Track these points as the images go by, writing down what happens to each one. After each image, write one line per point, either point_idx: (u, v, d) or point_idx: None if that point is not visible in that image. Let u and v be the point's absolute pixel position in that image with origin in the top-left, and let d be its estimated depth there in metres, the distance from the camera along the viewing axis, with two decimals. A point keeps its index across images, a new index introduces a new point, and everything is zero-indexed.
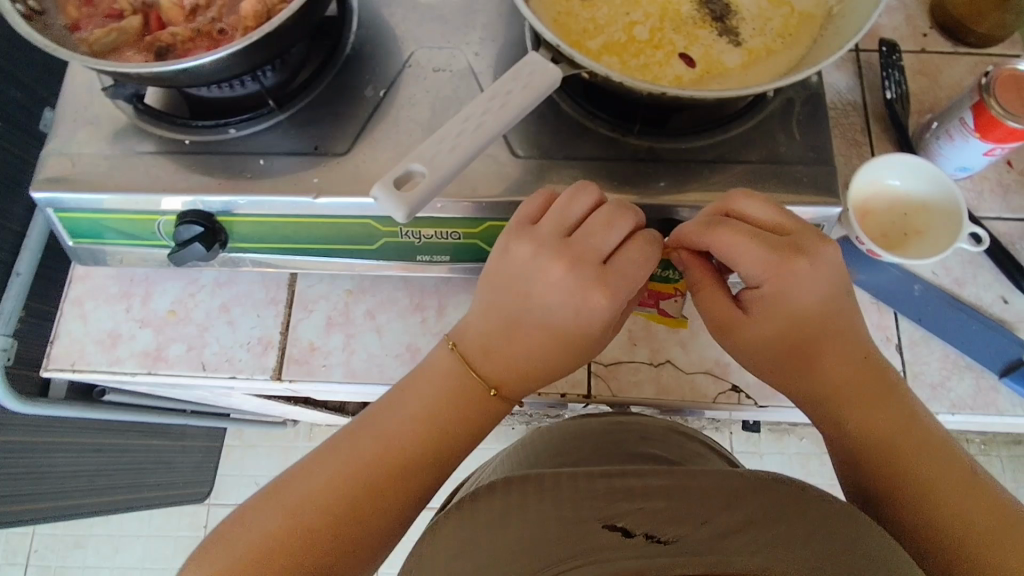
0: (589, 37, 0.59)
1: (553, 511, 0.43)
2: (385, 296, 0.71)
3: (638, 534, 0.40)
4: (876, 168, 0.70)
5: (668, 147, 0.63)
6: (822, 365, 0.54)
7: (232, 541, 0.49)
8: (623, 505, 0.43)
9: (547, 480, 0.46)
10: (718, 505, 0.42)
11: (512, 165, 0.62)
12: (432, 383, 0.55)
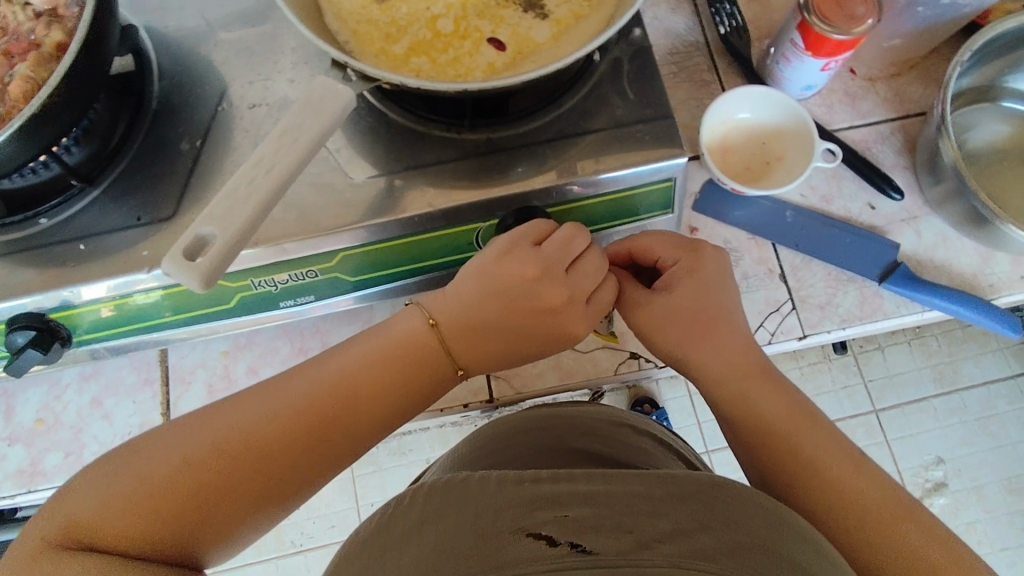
0: (392, 41, 0.56)
1: (469, 525, 0.40)
2: (265, 349, 0.68)
3: (563, 542, 0.37)
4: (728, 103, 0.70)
5: (506, 135, 0.61)
6: (725, 359, 0.58)
7: (149, 460, 0.49)
8: (543, 515, 0.40)
9: (464, 487, 0.44)
10: (646, 510, 0.41)
11: (349, 190, 0.59)
12: (403, 358, 0.55)
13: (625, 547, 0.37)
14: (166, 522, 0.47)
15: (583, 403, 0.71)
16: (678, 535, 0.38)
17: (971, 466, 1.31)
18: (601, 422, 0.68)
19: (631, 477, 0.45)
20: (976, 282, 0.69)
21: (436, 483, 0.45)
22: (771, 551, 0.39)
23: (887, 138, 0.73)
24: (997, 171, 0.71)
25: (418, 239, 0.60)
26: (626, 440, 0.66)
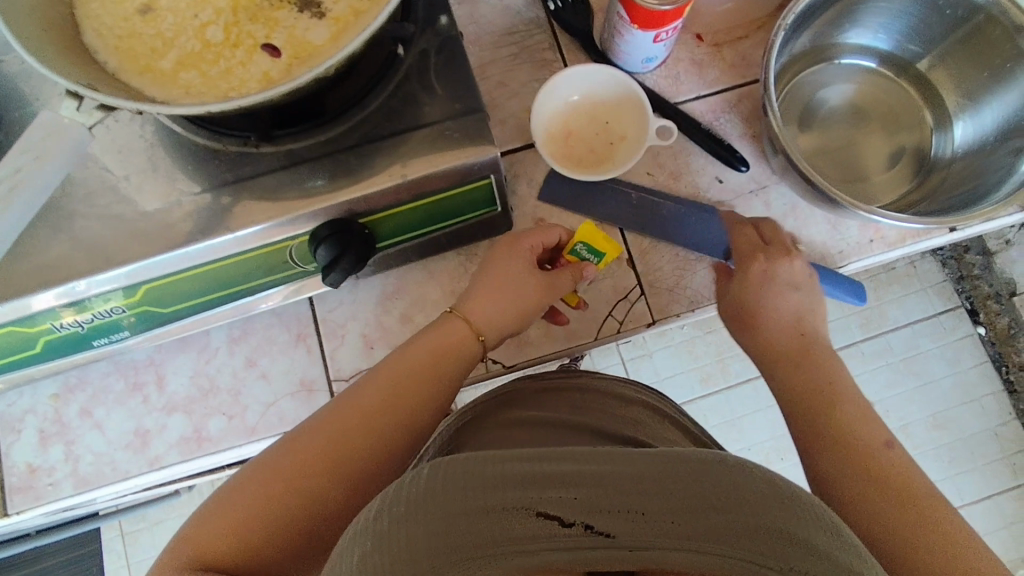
0: (158, 56, 0.51)
1: (466, 505, 0.34)
2: (97, 387, 0.65)
3: (576, 522, 0.34)
4: (556, 83, 0.68)
5: (308, 144, 0.57)
6: (770, 330, 0.62)
7: (245, 487, 0.50)
8: (548, 493, 0.35)
9: (464, 460, 0.37)
10: (656, 490, 0.35)
11: (141, 219, 0.55)
12: (449, 360, 0.58)
13: (641, 532, 0.33)
14: (282, 536, 0.48)
15: (580, 375, 0.63)
16: (699, 516, 0.34)
17: (899, 407, 1.30)
18: (599, 401, 0.58)
19: (631, 451, 0.38)
20: (825, 250, 0.68)
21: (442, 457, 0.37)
22: (787, 533, 0.33)
23: (733, 107, 0.71)
24: (848, 132, 0.71)
25: (222, 265, 0.57)
26: (619, 416, 0.56)
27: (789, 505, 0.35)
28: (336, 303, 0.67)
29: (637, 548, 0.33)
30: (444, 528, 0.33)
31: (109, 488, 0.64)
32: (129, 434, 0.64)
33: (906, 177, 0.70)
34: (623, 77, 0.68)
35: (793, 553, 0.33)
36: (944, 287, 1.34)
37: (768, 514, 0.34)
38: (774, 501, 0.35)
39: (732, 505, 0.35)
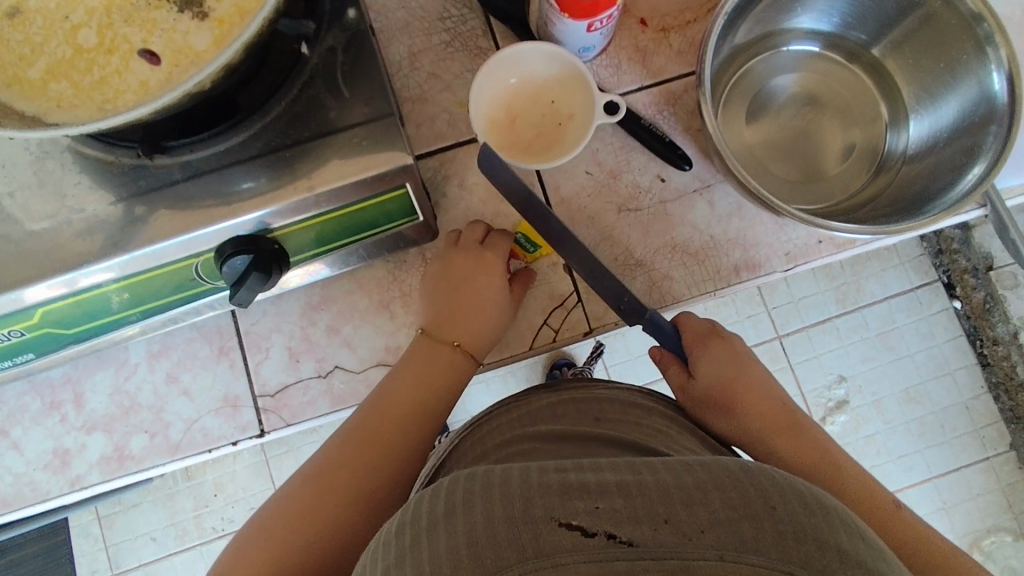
0: (26, 64, 0.47)
1: (500, 513, 0.38)
2: (12, 406, 0.62)
3: (599, 532, 0.37)
4: (493, 66, 0.62)
5: (206, 155, 0.53)
6: (740, 404, 0.63)
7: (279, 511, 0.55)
8: (577, 504, 0.38)
9: (497, 475, 0.41)
10: (680, 500, 0.38)
11: (29, 241, 0.51)
12: (435, 379, 0.61)
13: (669, 541, 0.36)
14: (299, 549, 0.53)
15: (598, 385, 0.61)
16: (719, 524, 0.37)
17: (871, 382, 1.28)
18: (620, 410, 0.58)
19: (657, 465, 0.41)
20: (771, 252, 0.65)
21: (472, 472, 0.42)
22: (803, 537, 0.36)
23: (678, 99, 0.67)
24: (803, 119, 0.67)
25: (124, 285, 0.54)
26: (640, 424, 0.57)
27: (809, 512, 0.38)
28: (259, 315, 0.64)
29: (660, 556, 0.36)
30: (473, 536, 0.37)
31: (31, 509, 0.63)
32: (49, 454, 0.62)
33: (858, 173, 0.66)
34: (563, 52, 0.62)
35: (812, 555, 0.36)
36: (921, 261, 1.30)
37: (786, 520, 0.37)
38: (792, 510, 0.38)
39: (748, 506, 0.38)
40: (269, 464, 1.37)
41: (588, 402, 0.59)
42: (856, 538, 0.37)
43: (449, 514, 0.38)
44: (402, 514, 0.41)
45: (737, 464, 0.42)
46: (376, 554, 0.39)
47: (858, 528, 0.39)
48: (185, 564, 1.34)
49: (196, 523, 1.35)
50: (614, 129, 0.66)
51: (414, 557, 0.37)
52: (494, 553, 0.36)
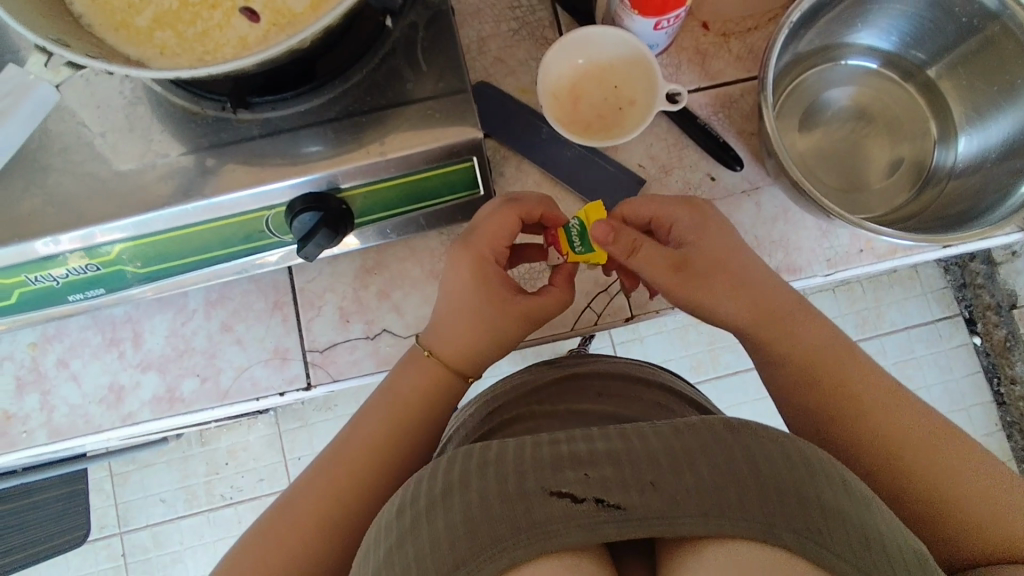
0: (135, 13, 0.50)
1: (495, 491, 0.40)
2: (74, 339, 0.66)
3: (589, 499, 0.39)
4: (561, 44, 0.65)
5: (286, 114, 0.56)
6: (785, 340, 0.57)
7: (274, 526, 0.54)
8: (567, 475, 0.40)
9: (491, 451, 0.42)
10: (668, 463, 0.41)
11: (116, 179, 0.55)
12: (417, 387, 0.59)
13: (655, 504, 0.39)
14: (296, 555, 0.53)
15: (600, 363, 0.64)
16: (704, 484, 0.40)
17: None
18: (624, 384, 0.61)
19: (646, 431, 0.44)
20: (812, 257, 0.67)
21: (464, 450, 0.44)
22: (785, 491, 0.40)
23: (733, 103, 0.69)
24: (848, 126, 0.69)
25: (197, 230, 0.57)
26: (643, 398, 0.60)
27: (789, 466, 0.41)
28: (314, 273, 0.67)
29: (648, 517, 0.38)
30: (469, 514, 0.39)
31: (81, 440, 0.66)
32: (104, 388, 0.65)
33: (893, 182, 0.68)
34: (630, 36, 0.64)
35: (793, 509, 0.39)
36: (944, 294, 1.35)
37: (768, 476, 0.40)
38: (776, 466, 0.41)
39: (732, 469, 0.40)
40: (283, 437, 1.44)
41: (591, 381, 0.61)
42: (835, 487, 0.41)
43: (444, 494, 0.41)
44: (400, 497, 0.44)
45: (722, 421, 0.44)
46: (378, 535, 0.42)
47: (844, 477, 0.42)
48: (192, 529, 1.43)
49: (206, 489, 1.43)
50: (669, 126, 0.68)
51: (416, 538, 0.39)
52: (489, 529, 0.38)
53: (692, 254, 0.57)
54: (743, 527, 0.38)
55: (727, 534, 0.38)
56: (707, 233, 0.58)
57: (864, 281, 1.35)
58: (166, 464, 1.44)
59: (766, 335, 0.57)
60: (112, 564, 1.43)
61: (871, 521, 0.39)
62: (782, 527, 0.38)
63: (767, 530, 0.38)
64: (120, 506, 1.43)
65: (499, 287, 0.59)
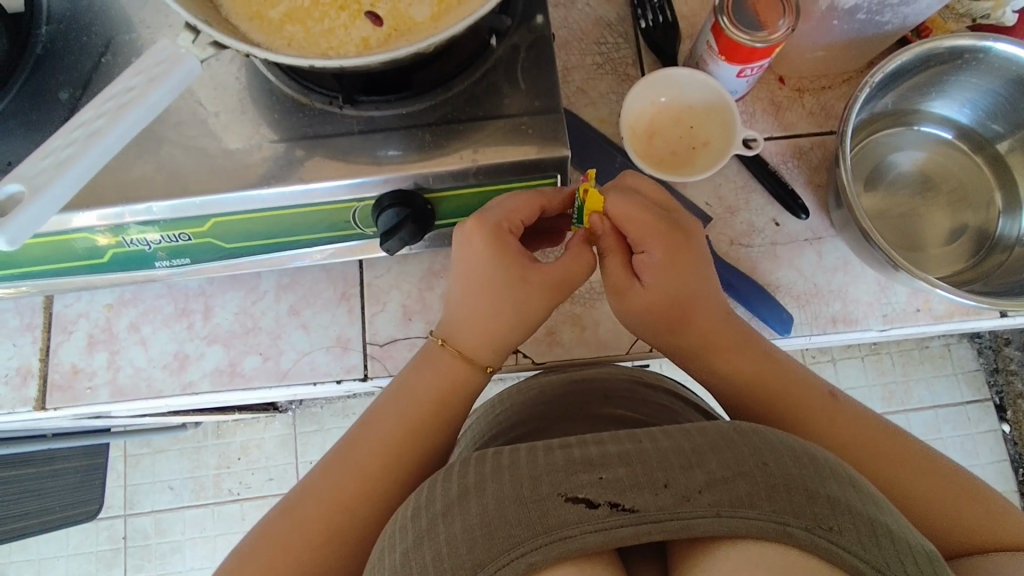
0: (269, 6, 0.55)
1: (511, 494, 0.41)
2: (148, 306, 0.69)
3: (604, 502, 0.40)
4: (645, 80, 0.69)
5: (389, 115, 0.59)
6: (741, 369, 0.58)
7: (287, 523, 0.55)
8: (582, 478, 0.41)
9: (506, 456, 0.44)
10: (679, 464, 0.41)
11: (222, 156, 0.58)
12: (432, 387, 0.59)
13: (668, 504, 0.40)
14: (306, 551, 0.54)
15: (600, 366, 0.67)
16: (716, 484, 0.40)
17: None
18: (633, 388, 0.64)
19: (656, 434, 0.44)
20: (870, 310, 0.68)
21: (478, 455, 0.45)
22: (796, 489, 0.40)
23: (803, 155, 0.71)
24: (894, 183, 0.71)
25: (289, 212, 0.60)
26: (648, 401, 0.63)
27: (798, 463, 0.42)
28: (384, 269, 0.69)
29: (661, 519, 0.39)
30: (486, 517, 0.40)
31: (140, 403, 0.68)
32: (170, 355, 0.67)
33: (933, 230, 0.70)
34: (713, 80, 0.68)
35: (804, 506, 0.39)
36: (975, 376, 1.34)
37: (778, 474, 0.41)
38: (785, 464, 0.42)
39: (743, 467, 0.41)
40: (297, 439, 1.44)
41: (596, 390, 0.63)
42: (845, 485, 0.41)
43: (461, 496, 0.42)
44: (419, 497, 0.45)
45: (733, 426, 0.45)
46: (395, 535, 0.43)
47: (851, 479, 0.42)
48: (195, 520, 1.42)
49: (215, 482, 1.44)
50: (738, 169, 0.71)
51: (434, 539, 0.40)
52: (506, 533, 0.39)
53: (639, 292, 0.57)
54: (756, 525, 0.39)
55: (740, 534, 0.39)
56: (662, 279, 0.56)
57: (895, 352, 1.35)
58: (182, 450, 1.45)
59: (740, 371, 0.58)
60: (112, 546, 1.42)
61: (882, 520, 0.40)
62: (794, 525, 0.39)
63: (781, 529, 0.39)
64: (132, 487, 1.44)
65: (516, 254, 0.56)
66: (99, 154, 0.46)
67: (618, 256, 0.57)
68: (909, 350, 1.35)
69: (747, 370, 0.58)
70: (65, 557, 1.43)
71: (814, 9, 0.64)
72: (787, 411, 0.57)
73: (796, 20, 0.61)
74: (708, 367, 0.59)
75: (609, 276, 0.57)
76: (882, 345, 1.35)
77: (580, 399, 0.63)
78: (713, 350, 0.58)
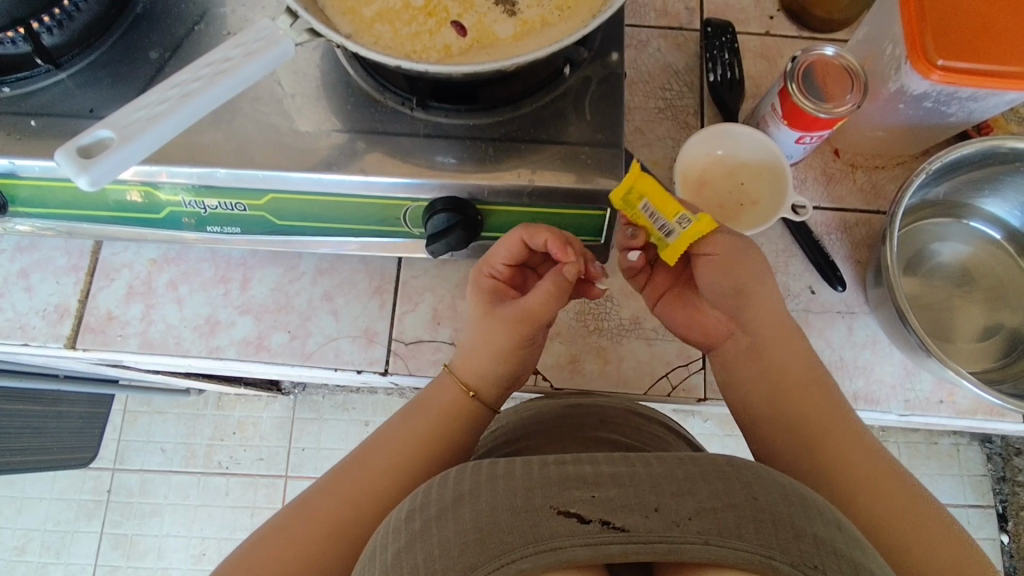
0: (364, 3, 0.58)
1: (504, 504, 0.42)
2: (189, 267, 0.71)
3: (595, 520, 0.40)
4: (703, 132, 0.70)
5: (455, 123, 0.61)
6: (762, 368, 0.63)
7: (297, 520, 0.56)
8: (575, 494, 0.42)
9: (501, 466, 0.45)
10: (671, 490, 0.42)
11: (292, 136, 0.60)
12: (439, 412, 0.62)
13: (658, 527, 0.40)
14: (311, 540, 0.55)
15: (602, 396, 0.67)
16: (705, 513, 0.41)
17: None
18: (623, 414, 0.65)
19: (650, 458, 0.45)
20: (893, 393, 0.68)
21: (474, 464, 0.46)
22: (783, 525, 0.40)
23: (848, 229, 0.72)
24: (937, 269, 0.72)
25: (344, 201, 0.61)
26: (642, 429, 0.64)
27: (788, 503, 0.42)
28: (421, 271, 0.71)
29: (649, 540, 0.39)
30: (478, 524, 0.41)
31: (166, 359, 0.69)
32: (201, 318, 0.69)
33: (975, 314, 0.70)
34: (772, 142, 0.69)
35: (790, 543, 0.40)
36: (980, 481, 1.32)
37: (767, 509, 0.41)
38: (773, 500, 0.42)
39: (735, 499, 0.42)
40: (294, 424, 1.45)
41: (593, 412, 0.64)
42: (832, 528, 0.41)
43: (454, 502, 0.43)
44: (413, 501, 0.46)
45: (726, 459, 0.45)
46: (386, 536, 0.44)
47: (839, 523, 0.42)
48: (179, 486, 1.43)
49: (206, 452, 1.44)
50: (782, 232, 0.72)
51: (424, 541, 0.41)
52: (498, 539, 0.40)
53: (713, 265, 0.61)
54: (743, 557, 0.39)
55: (725, 563, 0.39)
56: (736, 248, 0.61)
57: (904, 443, 1.33)
58: (179, 415, 1.47)
59: (773, 394, 0.62)
60: (95, 497, 1.43)
61: (865, 564, 0.40)
62: (779, 560, 0.39)
63: (765, 562, 0.39)
64: (124, 442, 1.45)
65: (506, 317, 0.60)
66: (188, 113, 0.48)
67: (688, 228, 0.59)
68: (917, 442, 1.34)
69: (781, 382, 0.63)
70: (45, 500, 1.44)
71: (883, 89, 0.66)
72: (791, 422, 0.61)
73: (863, 98, 0.63)
74: (752, 367, 0.64)
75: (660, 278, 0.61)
76: (892, 432, 1.34)
77: (578, 421, 0.64)
78: (754, 348, 0.63)
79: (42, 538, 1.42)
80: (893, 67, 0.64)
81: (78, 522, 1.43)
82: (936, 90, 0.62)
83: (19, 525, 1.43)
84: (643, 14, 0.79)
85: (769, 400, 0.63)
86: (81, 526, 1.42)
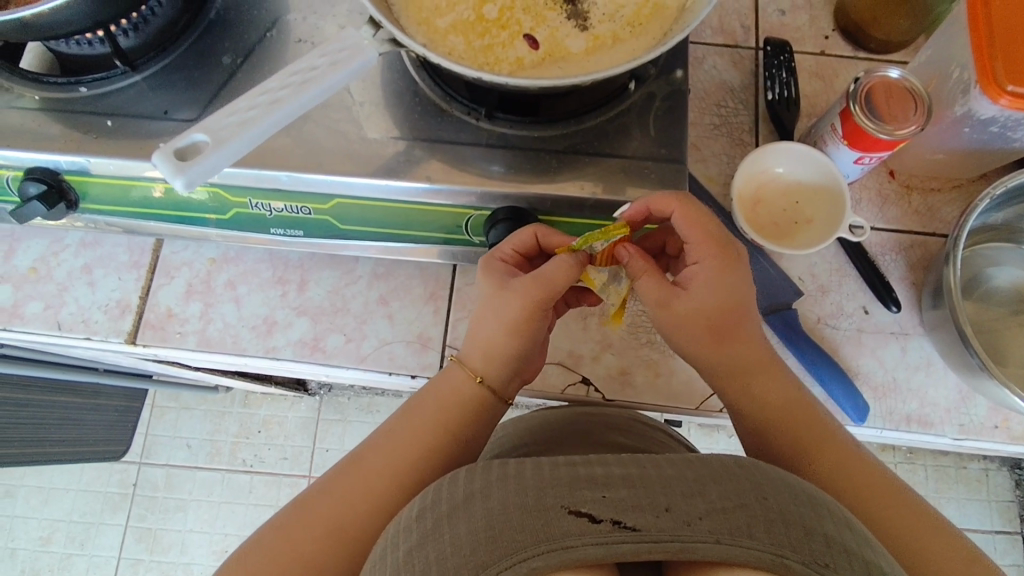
0: (438, 14, 0.59)
1: (516, 501, 0.41)
2: (249, 267, 0.72)
3: (605, 519, 0.40)
4: (761, 150, 0.70)
5: (520, 135, 0.62)
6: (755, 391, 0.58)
7: (304, 519, 0.54)
8: (586, 495, 0.41)
9: (511, 467, 0.45)
10: (683, 492, 0.42)
11: (360, 143, 0.61)
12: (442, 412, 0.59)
13: (669, 526, 0.40)
14: (315, 542, 0.53)
15: (606, 410, 0.67)
16: (716, 513, 0.40)
17: None
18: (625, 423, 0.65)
19: (660, 460, 0.45)
20: (946, 416, 0.67)
21: (486, 464, 0.46)
22: (795, 524, 0.40)
23: (904, 250, 0.72)
24: (991, 293, 0.71)
25: (410, 208, 0.62)
26: (645, 435, 0.64)
27: (797, 502, 0.42)
28: (475, 279, 0.72)
29: (662, 539, 0.39)
30: (490, 521, 0.40)
31: (222, 357, 0.70)
32: (259, 317, 0.70)
33: None
34: (830, 164, 0.69)
35: (803, 542, 0.39)
36: (1009, 508, 1.30)
37: (779, 509, 0.41)
38: (784, 500, 0.42)
39: (745, 499, 0.41)
40: (319, 424, 1.46)
41: (591, 421, 0.65)
42: (843, 527, 0.41)
43: (466, 501, 0.43)
44: (423, 501, 0.45)
45: (734, 459, 0.46)
46: (397, 536, 0.44)
47: (850, 524, 0.42)
48: (205, 482, 1.44)
49: (232, 449, 1.46)
50: (836, 251, 0.72)
51: (437, 538, 0.41)
52: (510, 538, 0.39)
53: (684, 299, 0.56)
54: (755, 555, 0.39)
55: (736, 561, 0.38)
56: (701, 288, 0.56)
57: (931, 466, 1.32)
58: (207, 411, 1.48)
59: (773, 416, 0.57)
60: (121, 490, 1.45)
61: (877, 563, 0.40)
62: (791, 558, 0.38)
63: (776, 560, 0.38)
64: (151, 437, 1.47)
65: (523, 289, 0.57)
66: (276, 120, 0.49)
67: (653, 274, 0.57)
68: (946, 466, 1.32)
69: (777, 407, 0.58)
70: (72, 491, 1.46)
71: (947, 113, 0.66)
72: (794, 441, 0.56)
73: (926, 121, 0.63)
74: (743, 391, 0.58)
75: (648, 297, 0.57)
76: (920, 455, 1.33)
77: (579, 428, 0.64)
78: (745, 372, 0.58)
79: (68, 529, 1.43)
80: (959, 91, 0.64)
81: (103, 514, 1.44)
82: (1004, 115, 0.62)
83: (46, 516, 1.44)
84: (699, 32, 0.80)
85: (761, 422, 0.58)
86: (107, 518, 1.43)
